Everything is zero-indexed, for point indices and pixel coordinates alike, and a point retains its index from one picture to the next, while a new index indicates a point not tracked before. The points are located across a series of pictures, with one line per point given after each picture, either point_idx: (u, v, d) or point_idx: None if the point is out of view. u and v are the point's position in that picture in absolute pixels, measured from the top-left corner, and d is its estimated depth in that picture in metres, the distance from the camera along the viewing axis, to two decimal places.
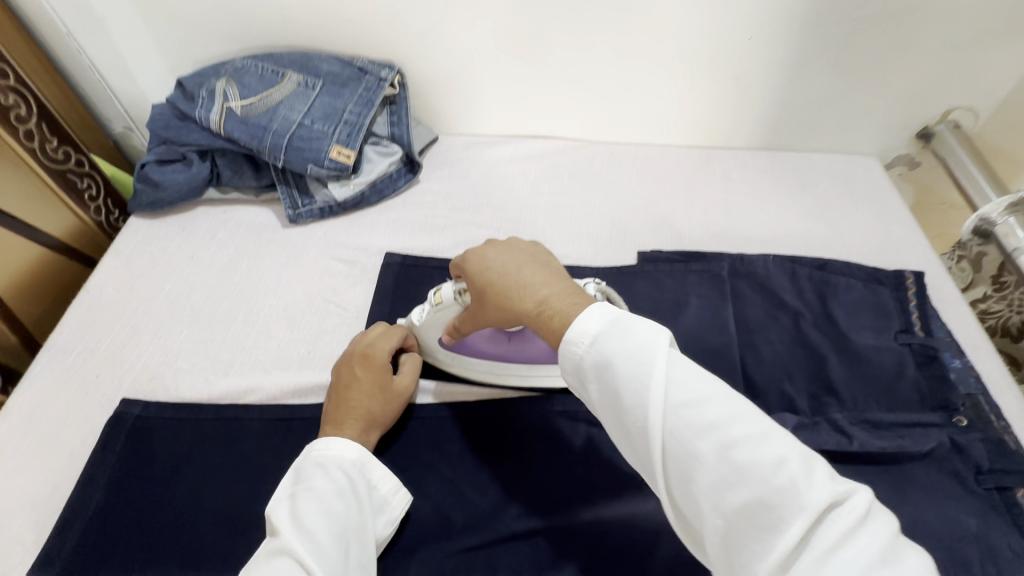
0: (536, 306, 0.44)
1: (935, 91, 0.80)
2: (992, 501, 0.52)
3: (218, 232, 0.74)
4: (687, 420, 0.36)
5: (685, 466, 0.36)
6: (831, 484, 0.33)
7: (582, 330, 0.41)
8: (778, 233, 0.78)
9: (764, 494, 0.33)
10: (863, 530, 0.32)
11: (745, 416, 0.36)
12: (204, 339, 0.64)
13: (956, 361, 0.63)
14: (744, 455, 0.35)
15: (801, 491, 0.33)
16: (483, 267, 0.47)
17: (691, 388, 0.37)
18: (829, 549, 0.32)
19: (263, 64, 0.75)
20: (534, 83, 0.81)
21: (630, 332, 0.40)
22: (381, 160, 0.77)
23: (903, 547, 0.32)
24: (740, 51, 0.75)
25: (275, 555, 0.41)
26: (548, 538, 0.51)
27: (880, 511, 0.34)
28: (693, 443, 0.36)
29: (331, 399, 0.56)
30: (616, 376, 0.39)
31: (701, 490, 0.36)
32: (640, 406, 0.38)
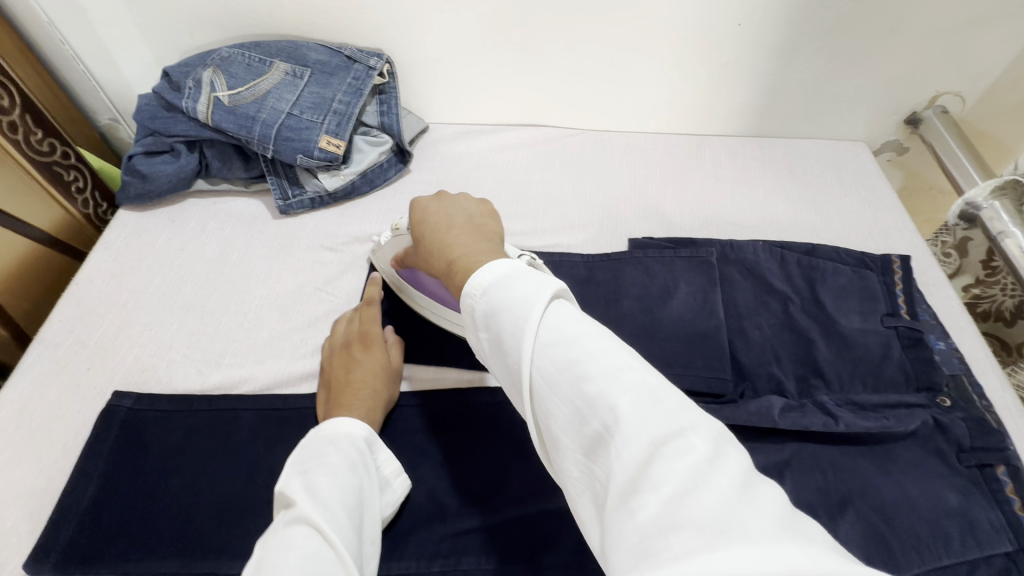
0: (446, 264, 0.43)
1: (922, 76, 0.80)
2: (973, 478, 0.53)
3: (208, 223, 0.74)
4: (552, 357, 0.34)
5: (548, 402, 0.34)
6: (679, 417, 0.30)
7: (477, 281, 0.39)
8: (767, 218, 0.78)
9: (608, 424, 0.31)
10: (710, 465, 0.28)
11: (607, 351, 0.34)
12: (196, 330, 0.64)
13: (941, 343, 0.64)
14: (600, 386, 0.32)
15: (644, 421, 0.30)
16: (422, 217, 0.49)
17: (562, 329, 0.35)
18: (667, 485, 0.27)
19: (249, 53, 0.75)
20: (525, 71, 0.81)
21: (520, 280, 0.37)
22: (371, 150, 0.77)
23: (759, 488, 0.28)
24: (728, 38, 0.75)
25: (293, 524, 0.40)
26: (541, 520, 0.52)
27: (738, 455, 0.30)
28: (554, 379, 0.34)
29: (334, 385, 0.57)
30: (500, 323, 0.37)
31: (560, 426, 0.33)
32: (514, 349, 0.36)
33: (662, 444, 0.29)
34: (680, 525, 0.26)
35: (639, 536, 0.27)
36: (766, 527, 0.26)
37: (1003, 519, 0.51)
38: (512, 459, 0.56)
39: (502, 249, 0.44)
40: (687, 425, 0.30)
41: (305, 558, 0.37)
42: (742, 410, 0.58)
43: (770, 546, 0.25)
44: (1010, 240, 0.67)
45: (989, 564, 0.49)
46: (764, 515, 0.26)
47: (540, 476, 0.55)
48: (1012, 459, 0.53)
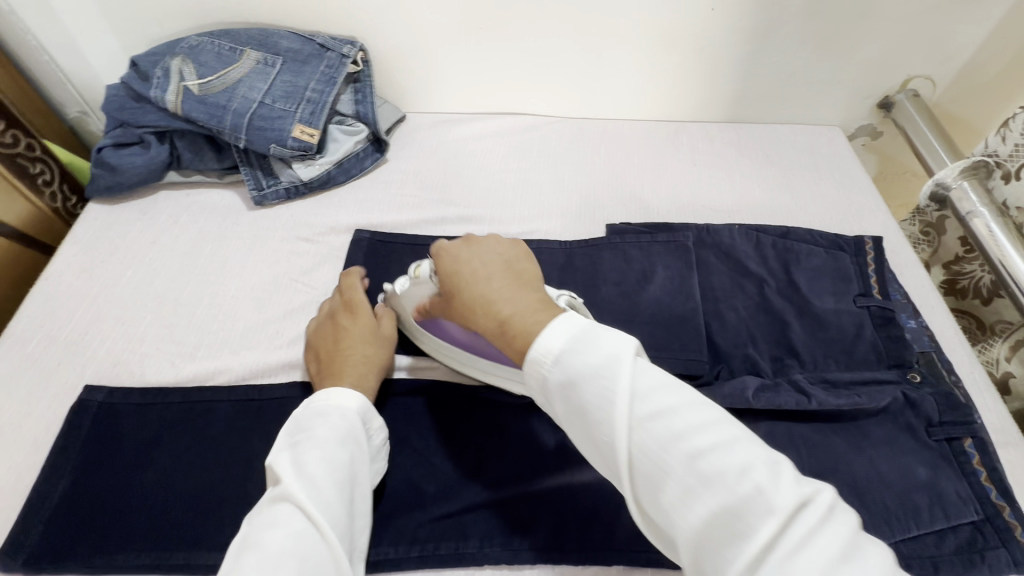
0: (497, 324, 0.43)
1: (894, 59, 0.81)
2: (942, 451, 0.55)
3: (181, 216, 0.73)
4: (652, 431, 0.35)
5: (652, 477, 0.34)
6: (793, 486, 0.32)
7: (546, 346, 0.39)
8: (743, 202, 0.79)
9: (726, 499, 0.32)
10: (830, 533, 0.30)
11: (706, 422, 0.35)
12: (169, 323, 0.64)
13: (913, 321, 0.65)
14: (711, 461, 0.33)
15: (762, 492, 0.31)
16: (454, 268, 0.48)
17: (656, 398, 0.36)
18: (792, 554, 0.29)
19: (219, 42, 0.73)
20: (501, 58, 0.80)
21: (594, 344, 0.38)
22: (346, 139, 0.76)
23: (870, 548, 0.30)
24: (702, 22, 0.75)
25: (277, 502, 0.42)
26: (520, 505, 0.52)
27: (848, 515, 0.32)
28: (659, 453, 0.34)
29: (324, 355, 0.57)
30: (582, 394, 0.37)
31: (669, 501, 0.34)
32: (607, 421, 0.36)
33: (786, 518, 0.30)
34: None
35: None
36: None
37: (969, 490, 0.52)
38: (491, 445, 0.56)
39: (547, 300, 0.44)
40: (799, 492, 0.31)
41: (288, 538, 0.40)
42: (717, 391, 0.59)
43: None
44: (977, 220, 0.68)
45: (956, 534, 0.51)
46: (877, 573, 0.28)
47: (519, 460, 0.55)
48: (977, 431, 0.55)
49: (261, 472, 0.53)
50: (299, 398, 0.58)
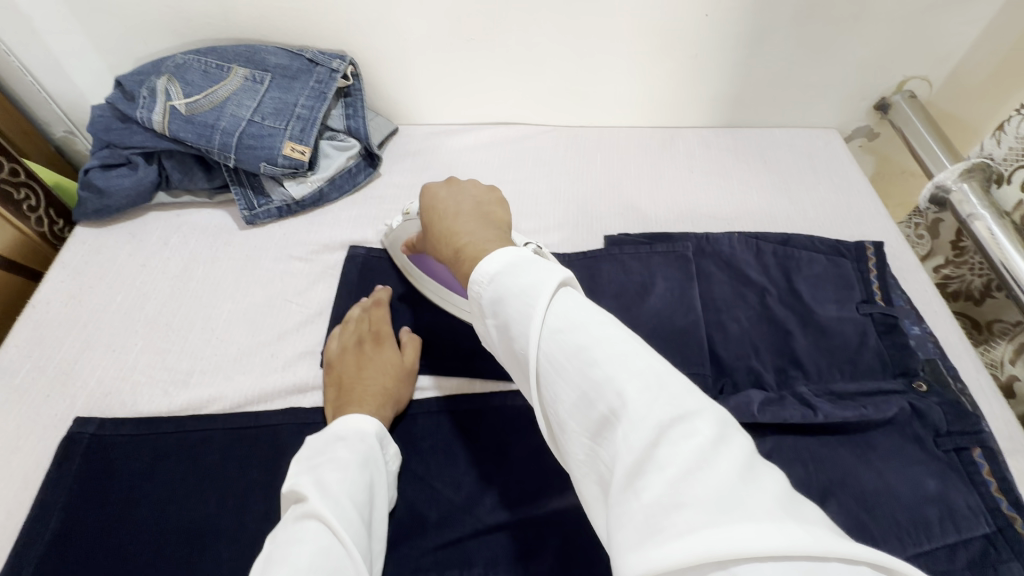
0: (455, 252, 0.44)
1: (890, 61, 0.80)
2: (951, 462, 0.54)
3: (171, 237, 0.72)
4: (558, 343, 0.34)
5: (554, 387, 0.34)
6: (683, 402, 0.30)
7: (484, 269, 0.39)
8: (741, 208, 0.78)
9: (614, 407, 0.31)
10: (716, 450, 0.28)
11: (614, 338, 0.33)
12: (161, 348, 0.62)
13: (916, 328, 0.64)
14: (610, 373, 0.32)
15: (650, 404, 0.30)
16: (432, 204, 0.51)
17: (569, 317, 0.35)
18: (671, 466, 0.28)
19: (206, 59, 0.72)
20: (494, 69, 0.79)
21: (526, 267, 0.38)
22: (339, 155, 0.75)
23: (762, 473, 0.28)
24: (697, 28, 0.74)
25: (304, 519, 0.41)
26: (522, 529, 0.51)
27: (742, 438, 0.30)
28: (561, 364, 0.34)
29: (345, 381, 0.57)
30: (506, 310, 0.37)
31: (567, 410, 0.33)
32: (521, 336, 0.36)
33: (670, 430, 0.29)
34: (681, 503, 0.26)
35: (644, 516, 0.27)
36: (765, 505, 0.26)
37: (980, 501, 0.51)
38: (492, 467, 0.55)
39: (508, 237, 0.45)
40: (692, 409, 0.30)
41: (317, 553, 0.39)
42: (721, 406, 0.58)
43: (764, 525, 0.25)
44: (979, 223, 0.68)
45: (967, 547, 0.49)
46: (766, 493, 0.27)
47: (521, 484, 0.54)
48: (987, 441, 0.54)
49: (258, 503, 0.52)
50: (296, 424, 0.57)
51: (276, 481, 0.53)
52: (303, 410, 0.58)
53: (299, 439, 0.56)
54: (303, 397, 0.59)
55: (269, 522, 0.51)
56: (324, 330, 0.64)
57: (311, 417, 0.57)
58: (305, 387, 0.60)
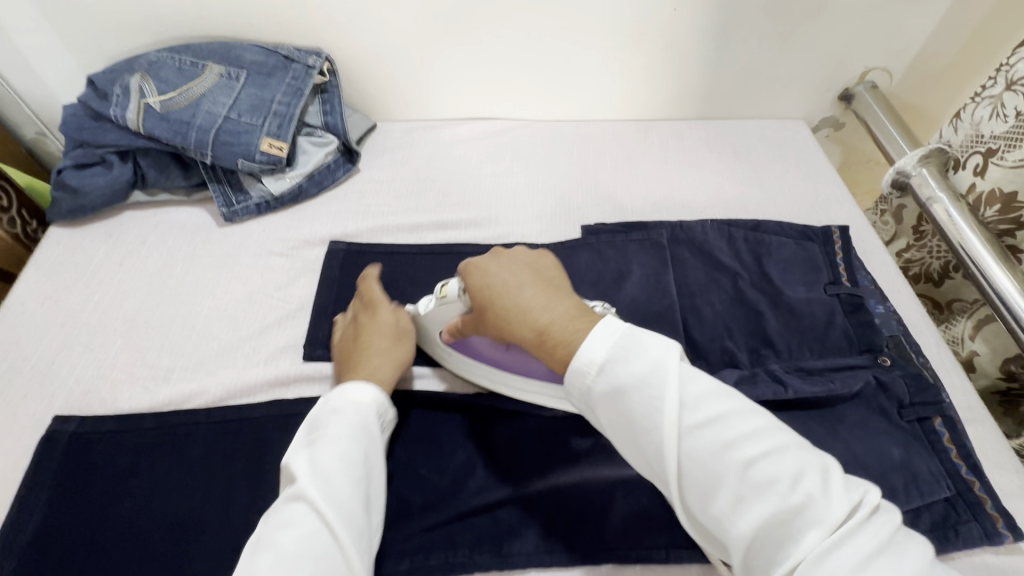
0: (534, 332, 0.45)
1: (852, 53, 0.83)
2: (914, 432, 0.56)
3: (149, 236, 0.71)
4: (702, 441, 0.38)
5: (704, 484, 0.37)
6: (836, 492, 0.35)
7: (590, 359, 0.41)
8: (714, 197, 0.80)
9: (775, 504, 0.35)
10: (874, 535, 0.33)
11: (754, 431, 0.38)
12: (140, 346, 0.62)
13: (880, 307, 0.67)
14: (761, 471, 0.36)
15: (807, 499, 0.34)
16: (484, 283, 0.48)
17: (705, 410, 0.39)
18: (836, 555, 0.33)
19: (180, 57, 0.72)
20: (470, 64, 0.80)
21: (639, 355, 0.40)
22: (317, 151, 0.76)
23: (910, 547, 0.34)
24: (665, 23, 0.77)
25: (294, 502, 0.44)
26: (507, 510, 0.53)
27: (884, 514, 0.35)
28: (710, 463, 0.37)
29: (346, 352, 0.58)
30: (631, 404, 0.39)
31: (720, 505, 0.37)
32: (657, 434, 0.39)
33: (834, 521, 0.34)
34: None
35: None
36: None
37: (940, 466, 0.54)
38: (477, 453, 0.56)
39: (582, 304, 0.46)
40: (844, 497, 0.35)
41: (302, 538, 0.42)
42: None
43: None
44: (937, 206, 0.71)
45: (930, 511, 0.52)
46: (908, 565, 0.32)
47: (505, 466, 0.55)
48: (945, 410, 0.57)
49: (243, 494, 0.52)
50: (279, 417, 0.57)
51: (261, 473, 0.54)
52: (286, 402, 0.58)
53: (283, 431, 0.56)
54: (286, 390, 0.60)
55: (255, 513, 0.52)
56: (306, 324, 0.64)
57: (295, 409, 0.57)
58: (287, 380, 0.60)
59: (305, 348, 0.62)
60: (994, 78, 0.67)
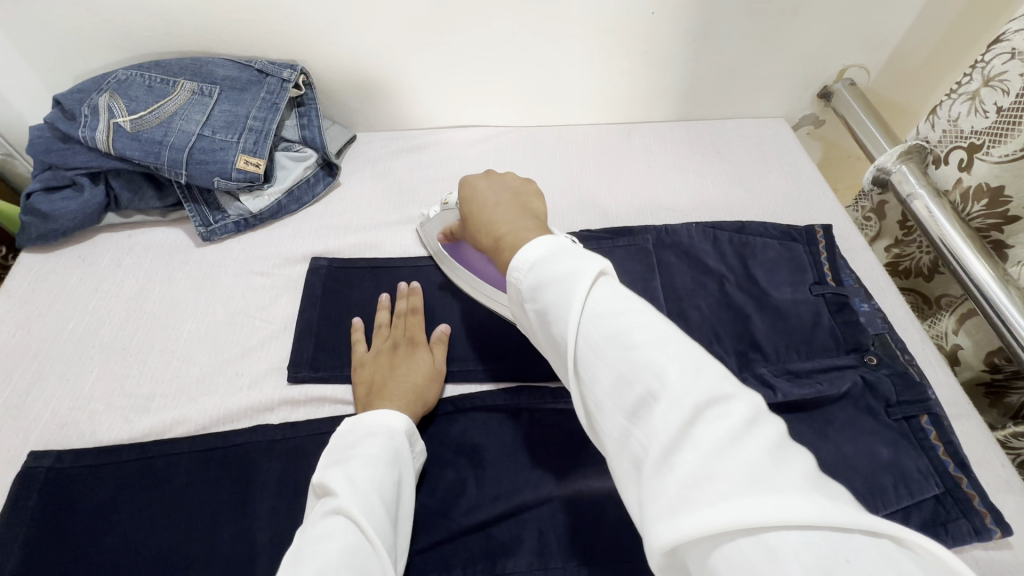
0: (494, 240, 0.46)
1: (830, 51, 0.84)
2: (903, 431, 0.57)
3: (124, 259, 0.69)
4: (598, 329, 0.34)
5: (590, 369, 0.34)
6: (719, 386, 0.30)
7: (524, 256, 0.40)
8: (698, 199, 0.80)
9: (653, 388, 0.31)
10: (751, 432, 0.29)
11: (648, 323, 0.34)
12: (118, 375, 0.60)
13: (865, 305, 0.67)
14: (645, 355, 0.32)
15: (687, 386, 0.30)
16: (470, 194, 0.52)
17: (607, 303, 0.35)
18: (705, 445, 0.28)
19: (149, 74, 0.70)
20: (450, 73, 0.80)
21: (568, 255, 0.38)
22: (295, 166, 0.74)
23: (793, 452, 0.29)
24: (645, 27, 0.76)
25: (332, 515, 0.41)
26: (498, 528, 0.52)
27: (775, 421, 0.30)
28: (600, 348, 0.34)
29: (376, 379, 0.57)
30: (545, 295, 0.37)
31: (603, 391, 0.33)
32: (559, 320, 0.36)
33: (705, 411, 0.29)
34: (714, 476, 0.27)
35: (676, 489, 0.27)
36: (790, 478, 0.27)
37: (929, 465, 0.55)
38: (467, 471, 0.56)
39: (545, 225, 0.46)
40: (726, 391, 0.30)
41: (345, 550, 0.38)
42: None
43: (791, 494, 0.26)
44: (918, 203, 0.71)
45: (920, 509, 0.53)
46: (793, 469, 0.27)
47: (496, 484, 0.54)
48: (932, 408, 0.58)
49: (230, 524, 0.51)
50: (264, 442, 0.56)
51: (247, 501, 0.53)
52: (271, 427, 0.57)
53: (269, 457, 0.55)
54: (271, 414, 0.59)
55: (242, 543, 0.51)
56: (289, 344, 0.63)
57: (280, 434, 0.56)
58: (272, 404, 0.59)
59: (289, 370, 0.61)
60: (970, 75, 0.67)
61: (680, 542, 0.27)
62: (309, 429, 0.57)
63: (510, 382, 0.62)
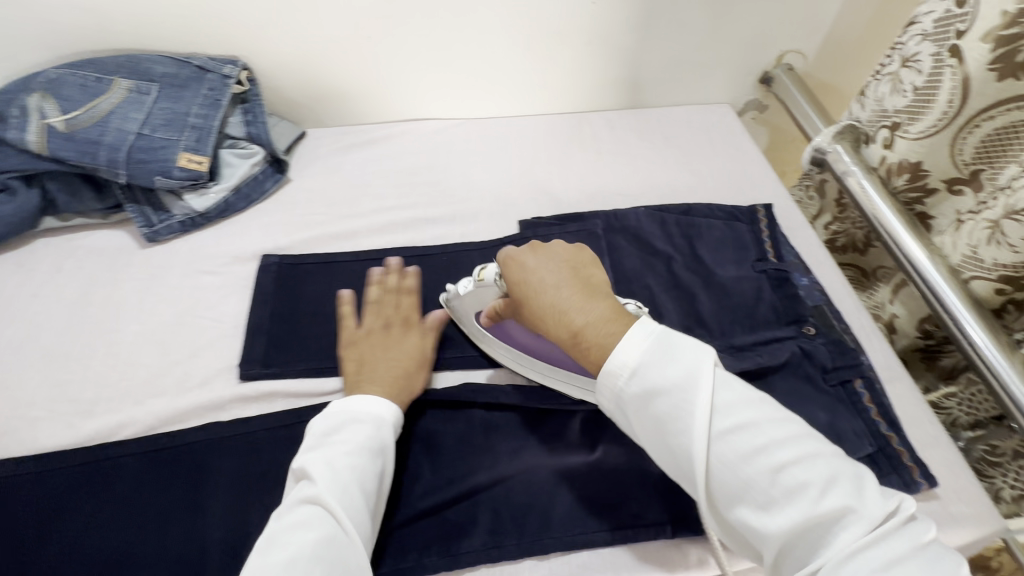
0: (570, 334, 0.45)
1: (768, 37, 0.87)
2: (839, 396, 0.60)
3: (64, 263, 0.68)
4: (732, 445, 0.39)
5: (734, 488, 0.38)
6: (868, 499, 0.36)
7: (623, 361, 0.42)
8: (646, 185, 0.82)
9: (807, 509, 0.36)
10: (903, 542, 0.35)
11: (788, 436, 0.39)
12: (60, 381, 0.59)
13: (805, 279, 0.69)
14: (792, 474, 0.37)
15: (841, 505, 0.36)
16: (522, 277, 0.49)
17: (734, 415, 0.40)
18: (866, 560, 0.34)
19: (82, 73, 0.68)
20: (397, 66, 0.80)
21: (673, 359, 0.41)
22: (242, 163, 0.73)
23: (941, 553, 0.35)
24: (587, 16, 0.78)
25: (309, 503, 0.43)
26: (454, 509, 0.53)
27: (922, 525, 0.36)
28: (739, 466, 0.38)
29: (367, 359, 0.58)
30: (661, 407, 0.41)
31: (749, 508, 0.38)
32: (685, 436, 0.40)
33: (864, 526, 0.35)
34: None
35: None
36: None
37: (864, 426, 0.58)
38: (423, 456, 0.56)
39: (619, 308, 0.46)
40: (872, 503, 0.36)
41: (320, 541, 0.41)
42: None
43: None
44: (852, 179, 0.73)
45: None
46: (940, 572, 0.33)
47: (451, 468, 0.55)
48: (864, 371, 0.61)
49: (182, 522, 0.51)
50: (215, 439, 0.55)
51: (200, 499, 0.52)
52: (223, 424, 0.56)
53: (221, 454, 0.55)
54: (222, 412, 0.58)
55: (195, 540, 0.50)
56: (239, 342, 0.63)
57: (232, 430, 0.56)
58: (223, 402, 0.58)
59: (239, 368, 0.60)
60: (891, 57, 0.72)
61: None
62: (261, 424, 0.56)
63: (465, 369, 0.62)
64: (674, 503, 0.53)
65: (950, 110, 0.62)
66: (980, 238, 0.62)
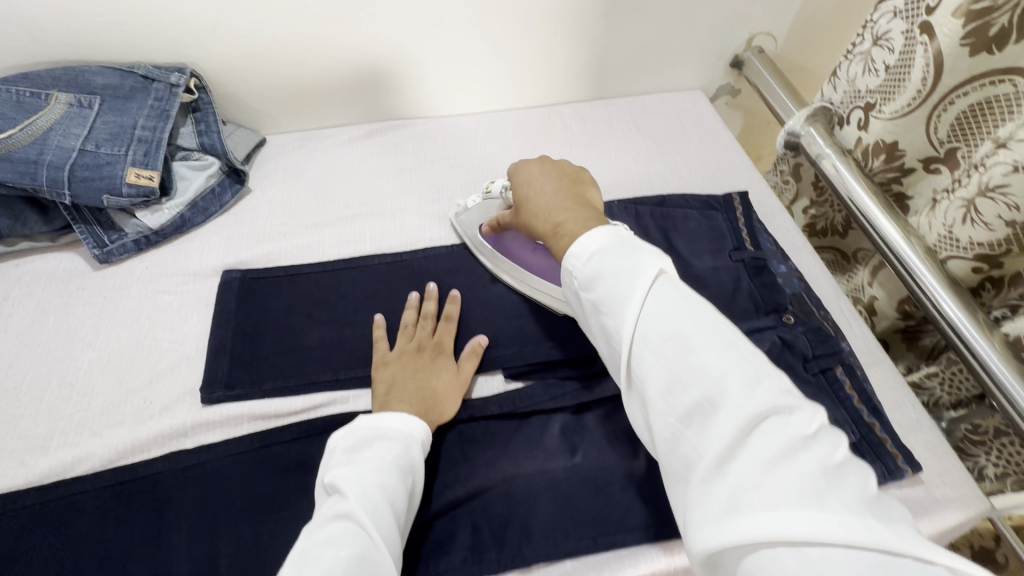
0: (551, 229, 0.46)
1: (737, 20, 0.85)
2: (820, 384, 0.59)
3: (13, 291, 0.64)
4: (659, 326, 0.36)
5: (645, 368, 0.36)
6: (780, 398, 0.32)
7: (581, 248, 0.41)
8: (620, 177, 0.80)
9: (709, 394, 0.33)
10: (808, 450, 0.30)
11: (709, 329, 0.35)
12: (11, 416, 0.56)
13: (782, 266, 0.68)
14: (701, 359, 0.34)
15: (746, 397, 0.32)
16: (525, 181, 0.52)
17: (666, 303, 0.37)
18: (760, 456, 0.30)
19: (16, 87, 0.64)
20: (355, 66, 0.77)
21: (628, 251, 0.39)
22: (196, 175, 0.71)
23: (849, 471, 0.31)
24: (550, 6, 0.75)
25: (341, 519, 0.40)
26: (431, 528, 0.51)
27: (834, 439, 0.32)
28: (656, 345, 0.36)
29: (397, 381, 0.56)
30: (603, 287, 0.39)
31: (653, 388, 0.35)
32: (616, 314, 0.38)
33: (760, 420, 0.31)
34: (762, 485, 0.29)
35: (724, 495, 0.30)
36: (845, 500, 0.28)
37: (845, 413, 0.57)
38: None
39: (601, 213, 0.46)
40: (786, 402, 0.32)
41: (354, 557, 0.38)
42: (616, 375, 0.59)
43: (856, 520, 0.28)
44: (826, 162, 0.72)
45: None
46: (843, 488, 0.29)
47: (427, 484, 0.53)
48: (844, 358, 0.60)
49: (146, 559, 0.49)
50: (178, 469, 0.53)
51: (164, 533, 0.50)
52: (187, 453, 0.54)
53: (185, 484, 0.52)
54: (185, 439, 0.55)
55: None
56: (202, 364, 0.60)
57: (196, 458, 0.54)
58: (186, 429, 0.56)
59: (201, 392, 0.58)
60: (862, 36, 0.70)
61: (720, 551, 0.29)
62: (227, 450, 0.54)
63: None
64: (656, 507, 0.51)
65: (923, 88, 0.61)
66: (954, 217, 0.61)
